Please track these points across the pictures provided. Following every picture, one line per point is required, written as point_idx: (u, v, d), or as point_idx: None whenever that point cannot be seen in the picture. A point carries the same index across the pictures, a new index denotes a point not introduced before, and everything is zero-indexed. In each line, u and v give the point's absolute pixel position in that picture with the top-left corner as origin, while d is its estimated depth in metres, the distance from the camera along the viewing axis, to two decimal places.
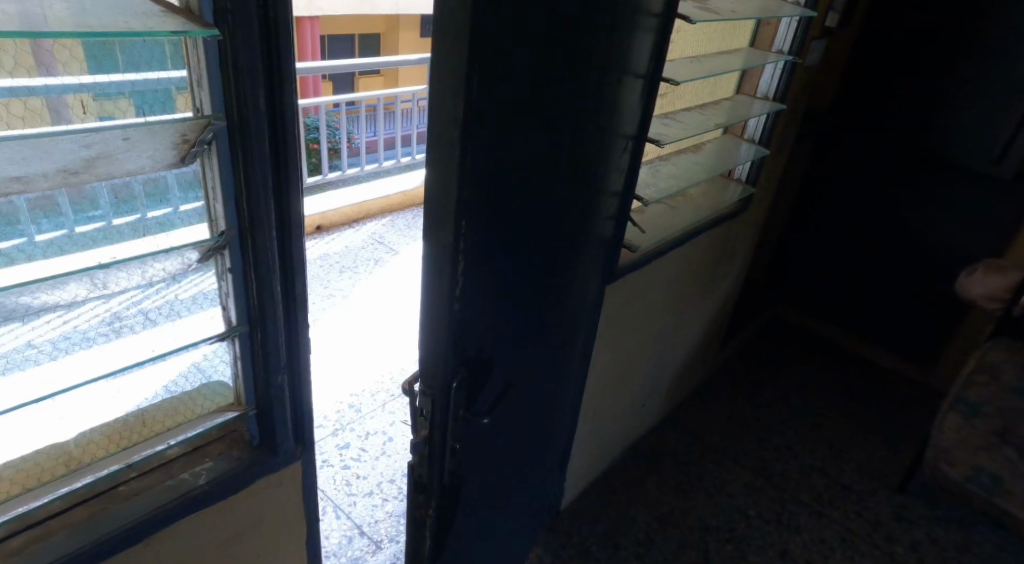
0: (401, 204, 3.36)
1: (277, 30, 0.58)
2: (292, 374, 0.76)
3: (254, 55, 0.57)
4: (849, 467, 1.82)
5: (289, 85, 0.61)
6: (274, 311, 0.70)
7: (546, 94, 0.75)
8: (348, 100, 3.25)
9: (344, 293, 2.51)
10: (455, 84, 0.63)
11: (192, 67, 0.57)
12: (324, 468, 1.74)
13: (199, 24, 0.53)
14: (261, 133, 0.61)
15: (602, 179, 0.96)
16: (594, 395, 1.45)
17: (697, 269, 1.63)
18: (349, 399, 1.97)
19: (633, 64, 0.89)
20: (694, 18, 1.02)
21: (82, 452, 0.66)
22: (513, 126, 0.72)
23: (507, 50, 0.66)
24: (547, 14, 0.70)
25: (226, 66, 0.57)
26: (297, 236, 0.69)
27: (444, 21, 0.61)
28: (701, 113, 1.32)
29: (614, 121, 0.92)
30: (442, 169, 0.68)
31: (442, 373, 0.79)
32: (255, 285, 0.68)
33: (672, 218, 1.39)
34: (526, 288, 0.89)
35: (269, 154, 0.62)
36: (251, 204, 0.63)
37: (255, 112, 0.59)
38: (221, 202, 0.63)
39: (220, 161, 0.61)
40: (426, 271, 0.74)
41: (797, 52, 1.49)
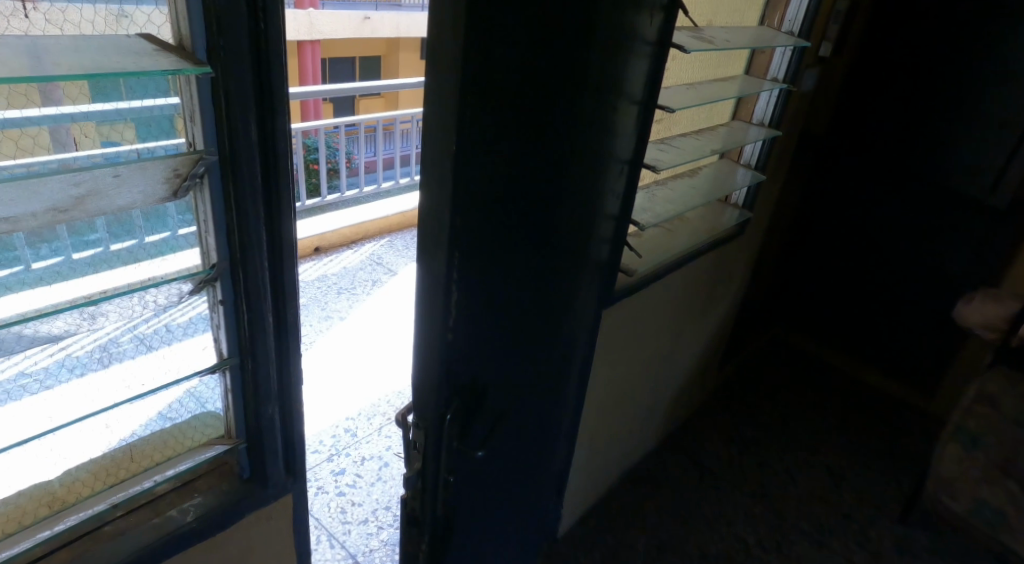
0: (399, 225, 3.36)
1: (271, 63, 0.58)
2: (286, 406, 0.75)
3: (247, 88, 0.57)
4: (849, 496, 1.80)
5: (282, 117, 0.61)
6: (265, 341, 0.70)
7: (539, 123, 0.75)
8: (347, 122, 3.27)
9: (341, 315, 2.50)
10: (448, 117, 0.64)
11: (185, 102, 0.57)
12: (319, 495, 1.72)
13: (193, 62, 0.53)
14: (254, 164, 0.61)
15: (597, 206, 0.96)
16: (591, 422, 1.44)
17: (694, 294, 1.63)
18: (345, 423, 1.96)
19: (628, 92, 0.90)
20: (689, 48, 1.03)
21: (66, 492, 0.66)
22: (506, 156, 0.72)
23: (501, 82, 0.66)
24: (539, 46, 0.70)
25: (218, 99, 0.57)
26: (290, 267, 0.69)
27: (437, 56, 0.62)
28: (697, 139, 1.33)
29: (610, 148, 0.92)
30: (435, 201, 0.68)
31: (435, 406, 0.78)
32: (247, 318, 0.67)
33: (669, 242, 1.40)
34: (522, 318, 0.89)
35: (261, 186, 0.63)
36: (242, 237, 0.63)
37: (246, 145, 0.59)
38: (213, 235, 0.63)
39: (212, 194, 0.61)
40: (419, 302, 0.74)
41: (792, 79, 1.50)
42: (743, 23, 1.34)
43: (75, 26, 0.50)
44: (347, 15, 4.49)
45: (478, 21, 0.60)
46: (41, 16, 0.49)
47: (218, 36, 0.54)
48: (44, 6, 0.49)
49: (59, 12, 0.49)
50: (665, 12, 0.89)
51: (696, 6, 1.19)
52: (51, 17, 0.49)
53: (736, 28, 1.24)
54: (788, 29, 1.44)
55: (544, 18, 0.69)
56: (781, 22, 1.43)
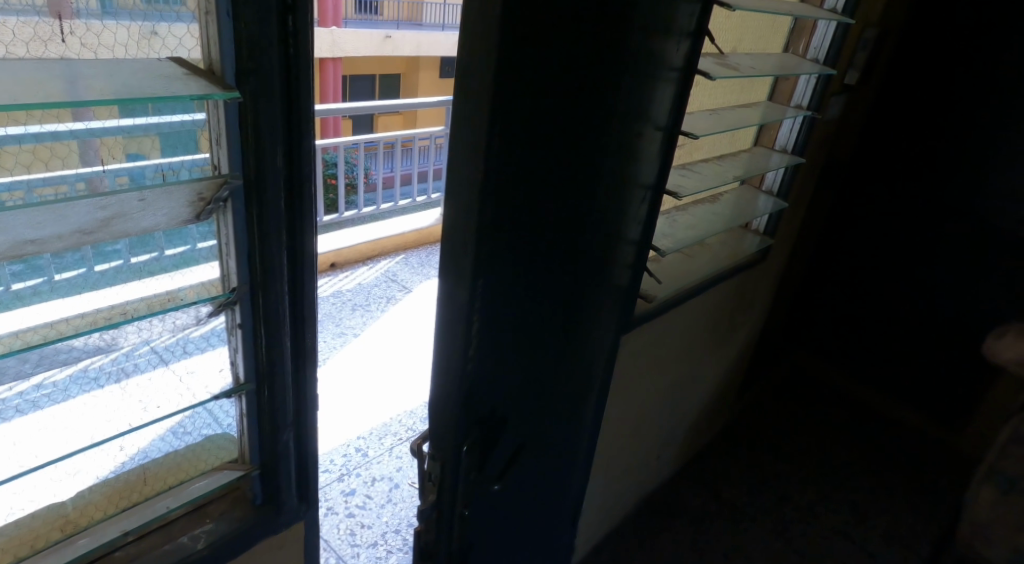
0: (415, 242, 3.36)
1: (298, 83, 0.58)
2: (302, 432, 0.74)
3: (274, 112, 0.57)
4: (872, 534, 1.76)
5: (308, 140, 0.61)
6: (282, 365, 0.69)
7: (564, 148, 0.74)
8: (366, 139, 3.30)
9: (355, 332, 2.50)
10: (473, 147, 0.63)
11: (211, 128, 0.57)
12: (329, 516, 1.71)
13: (221, 87, 0.53)
14: (278, 187, 0.60)
15: (619, 231, 0.95)
16: (607, 450, 1.42)
17: (714, 322, 1.61)
18: (356, 442, 1.95)
19: (653, 119, 0.89)
20: (716, 75, 1.03)
21: (79, 515, 0.64)
22: (530, 181, 0.71)
23: (528, 108, 0.65)
24: (567, 71, 0.69)
25: (245, 122, 0.56)
26: (309, 291, 0.68)
27: (467, 83, 0.61)
28: (719, 165, 1.33)
29: (632, 174, 0.91)
30: (458, 227, 0.67)
31: (452, 437, 0.77)
32: (264, 342, 0.67)
33: (690, 267, 1.38)
34: (541, 345, 0.87)
35: (285, 210, 0.62)
36: (263, 261, 0.63)
37: (273, 169, 0.59)
38: (233, 259, 0.62)
39: (235, 218, 0.60)
40: (439, 330, 0.73)
41: (816, 106, 1.50)
42: (766, 51, 1.34)
43: (109, 49, 0.50)
44: (369, 33, 4.59)
45: (507, 46, 0.59)
46: (77, 40, 0.49)
47: (246, 59, 0.54)
48: (80, 28, 0.48)
49: (94, 34, 0.49)
50: (692, 39, 0.88)
51: (721, 33, 1.19)
52: (87, 40, 0.49)
53: (760, 56, 1.24)
54: (812, 58, 1.43)
55: (573, 45, 0.68)
56: (806, 50, 1.43)
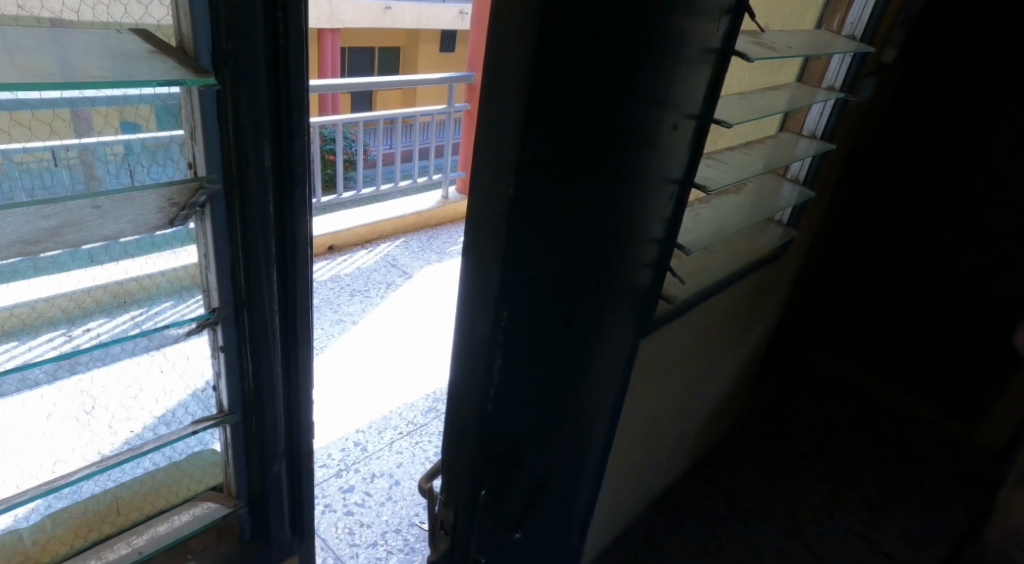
0: (414, 225, 3.26)
1: (287, 63, 0.50)
2: (292, 462, 0.67)
3: (260, 105, 0.50)
4: (889, 534, 1.71)
5: (300, 138, 0.54)
6: (272, 394, 0.62)
7: (595, 152, 0.66)
8: (365, 116, 3.18)
9: (354, 318, 2.42)
10: (500, 181, 0.59)
11: (188, 122, 0.50)
12: (326, 514, 1.64)
13: (194, 71, 0.46)
14: (265, 194, 0.53)
15: (643, 232, 0.85)
16: (622, 452, 1.35)
17: (733, 317, 1.53)
18: (355, 436, 1.88)
19: (684, 107, 0.79)
20: (753, 55, 0.93)
21: (41, 552, 0.57)
22: (560, 212, 0.65)
23: (562, 133, 0.60)
24: (606, 92, 0.63)
25: (224, 115, 0.49)
26: (301, 305, 0.62)
27: (495, 116, 0.57)
28: (746, 153, 1.24)
29: (661, 169, 0.81)
30: (481, 265, 0.63)
31: (467, 480, 0.73)
32: (251, 370, 0.60)
33: (712, 262, 1.30)
34: (564, 379, 0.81)
35: (273, 221, 0.55)
36: (249, 280, 0.56)
37: (257, 168, 0.52)
38: (213, 273, 0.55)
39: (214, 227, 0.53)
40: (456, 371, 0.69)
41: (848, 89, 1.40)
42: (798, 28, 1.24)
43: (54, 11, 0.43)
44: (368, 4, 4.45)
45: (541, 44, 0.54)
46: (13, 2, 0.42)
47: (223, 38, 0.47)
48: None
49: None
50: (733, 14, 0.79)
51: (757, 8, 1.09)
52: (25, 2, 0.42)
53: (795, 34, 1.14)
54: (847, 35, 1.33)
55: (606, 18, 0.58)
56: (840, 26, 1.33)
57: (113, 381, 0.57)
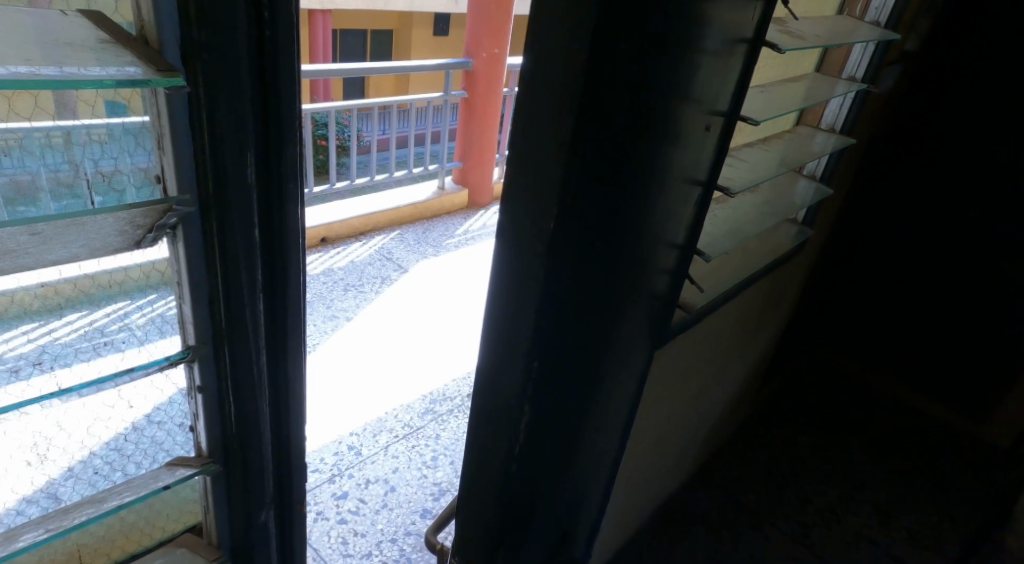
0: (410, 217, 3.17)
1: (274, 65, 0.44)
2: (280, 493, 0.62)
3: (242, 113, 0.44)
4: (901, 537, 1.65)
5: (286, 148, 0.48)
6: (259, 435, 0.56)
7: (618, 223, 0.72)
8: (359, 103, 3.08)
9: (348, 314, 2.34)
10: (531, 264, 0.66)
11: (155, 129, 0.42)
12: (318, 522, 1.57)
13: (158, 70, 0.39)
14: (249, 214, 0.47)
15: (657, 246, 0.78)
16: (631, 462, 1.28)
17: (746, 320, 1.46)
18: (349, 439, 1.81)
19: (710, 102, 0.70)
20: (784, 44, 0.85)
21: None
22: (580, 278, 0.72)
23: (588, 214, 0.66)
24: (632, 164, 0.67)
25: (198, 124, 0.42)
26: (291, 335, 0.56)
27: (531, 210, 0.63)
28: (765, 150, 1.16)
29: (685, 171, 0.74)
30: (513, 330, 0.71)
31: (488, 504, 0.84)
32: (233, 411, 0.54)
33: (724, 266, 1.23)
34: (572, 412, 0.89)
35: (257, 245, 0.49)
36: (231, 313, 0.50)
37: (239, 183, 0.46)
38: (190, 302, 0.49)
39: (189, 253, 0.46)
40: (488, 410, 0.78)
41: (870, 79, 1.33)
42: (821, 14, 1.16)
43: None
44: None
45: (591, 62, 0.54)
46: None
47: (195, 34, 0.39)
48: None
49: None
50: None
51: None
52: None
53: (820, 20, 1.06)
54: (872, 20, 1.25)
55: None
56: (864, 11, 1.25)
57: (74, 420, 0.49)
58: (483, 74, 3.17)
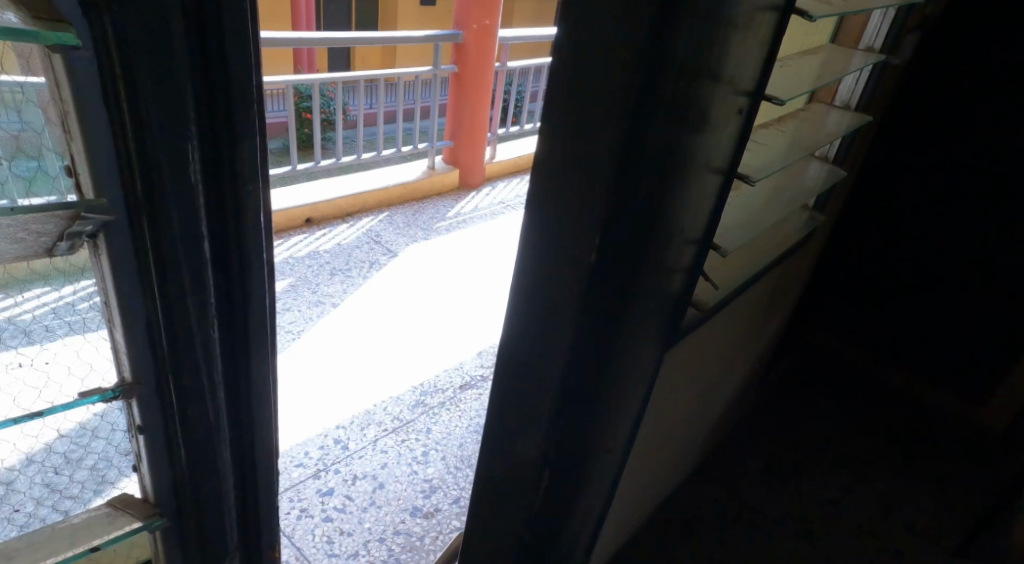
0: (398, 198, 3.06)
1: (195, 15, 0.45)
2: (241, 461, 0.64)
3: (165, 75, 0.44)
4: None
5: (215, 100, 0.49)
6: (214, 424, 0.58)
7: (658, 280, 0.68)
8: (345, 77, 2.96)
9: (334, 300, 2.25)
10: (551, 304, 0.67)
11: (56, 110, 0.42)
12: (302, 520, 1.49)
13: (45, 25, 0.38)
14: (181, 198, 0.48)
15: (682, 252, 0.70)
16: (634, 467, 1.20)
17: (753, 314, 1.38)
18: (336, 432, 1.73)
19: (744, 82, 0.61)
20: (819, 8, 0.71)
21: None
22: (619, 332, 0.69)
23: (616, 266, 0.64)
24: (669, 220, 0.62)
25: (114, 99, 0.42)
26: (244, 311, 0.58)
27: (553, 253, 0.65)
28: (781, 129, 1.02)
29: (715, 168, 0.66)
30: (540, 367, 0.72)
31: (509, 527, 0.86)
32: (176, 408, 0.54)
33: (735, 259, 1.13)
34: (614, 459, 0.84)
35: (194, 230, 0.50)
36: (168, 309, 0.51)
37: (170, 152, 0.46)
38: (111, 280, 0.48)
39: (113, 253, 0.47)
40: (513, 438, 0.80)
41: (889, 48, 1.18)
42: None
43: None
44: None
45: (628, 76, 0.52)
46: None
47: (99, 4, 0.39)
48: None
49: None
50: None
51: None
52: None
53: None
54: None
55: None
56: None
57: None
58: (474, 47, 3.04)
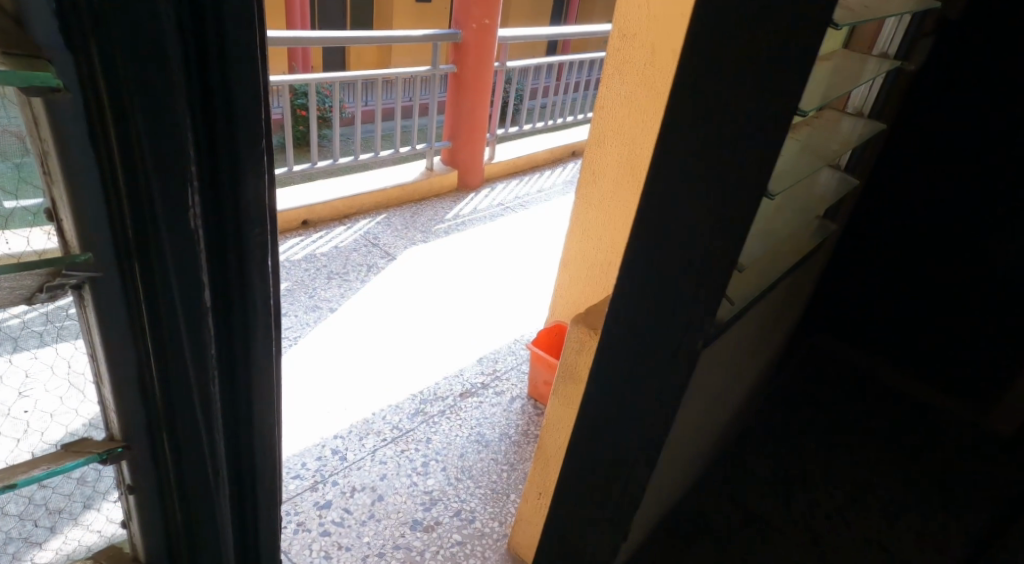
0: (396, 199, 3.02)
1: (160, 52, 0.49)
2: (219, 453, 0.68)
3: (132, 109, 0.49)
4: None
5: (181, 133, 0.52)
6: (187, 419, 0.63)
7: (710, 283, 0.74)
8: (342, 77, 2.91)
9: (331, 305, 2.21)
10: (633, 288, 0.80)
11: (35, 138, 0.48)
12: (298, 534, 1.45)
13: (27, 68, 0.43)
14: (149, 217, 0.54)
15: None
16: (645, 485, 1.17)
17: (763, 325, 1.35)
18: (333, 442, 1.69)
19: None
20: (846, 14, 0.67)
21: None
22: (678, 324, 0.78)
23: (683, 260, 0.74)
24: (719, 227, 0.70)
25: (93, 124, 0.48)
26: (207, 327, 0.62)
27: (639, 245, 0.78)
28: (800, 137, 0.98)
29: None
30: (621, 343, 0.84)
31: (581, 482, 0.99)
32: (152, 399, 0.61)
33: (751, 271, 1.09)
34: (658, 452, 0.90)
35: (163, 250, 0.55)
36: (145, 316, 0.57)
37: (132, 179, 0.52)
38: (89, 286, 0.54)
39: (94, 260, 0.53)
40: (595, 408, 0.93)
41: (904, 54, 1.15)
42: None
43: None
44: None
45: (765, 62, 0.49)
46: None
47: (77, 35, 0.45)
48: None
49: None
50: None
51: None
52: None
53: None
54: None
55: None
56: None
57: None
58: (473, 46, 2.99)
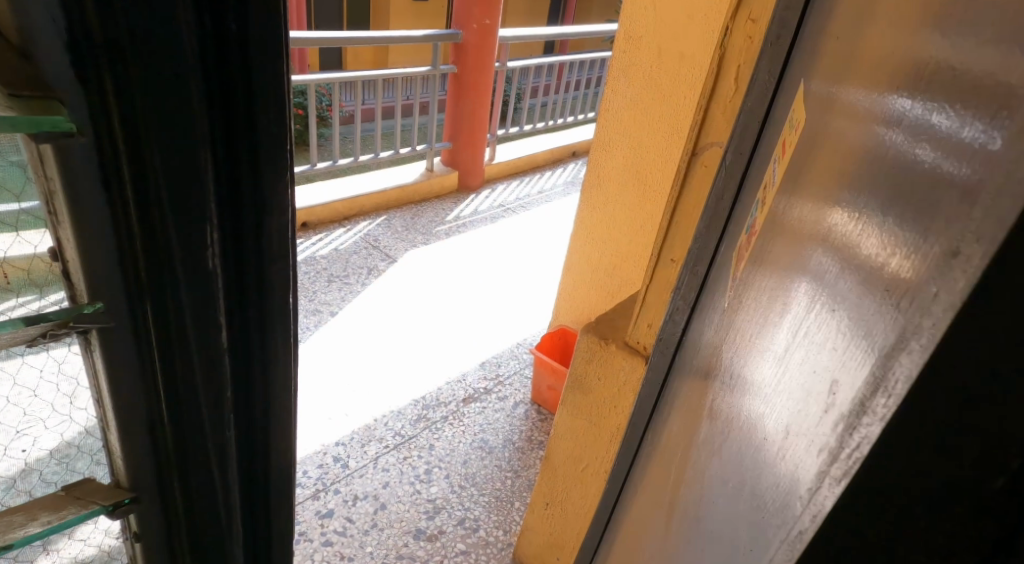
0: (395, 201, 2.99)
1: (188, 92, 0.37)
2: (256, 553, 0.57)
3: (160, 169, 0.38)
4: None
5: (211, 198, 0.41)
6: (218, 539, 0.51)
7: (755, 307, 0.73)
8: (341, 77, 2.88)
9: (332, 309, 2.18)
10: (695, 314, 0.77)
11: (41, 187, 0.36)
12: (301, 543, 1.43)
13: (37, 110, 0.33)
14: (179, 305, 0.42)
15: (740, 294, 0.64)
16: None
17: None
18: (336, 449, 1.67)
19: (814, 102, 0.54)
20: None
21: None
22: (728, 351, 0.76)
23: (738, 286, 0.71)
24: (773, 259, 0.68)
25: (110, 186, 0.36)
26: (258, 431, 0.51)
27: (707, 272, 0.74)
28: None
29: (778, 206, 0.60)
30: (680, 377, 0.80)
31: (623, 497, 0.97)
32: (181, 525, 0.48)
33: None
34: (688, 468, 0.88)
35: (195, 340, 0.43)
36: (173, 429, 0.45)
37: (161, 259, 0.40)
38: (105, 382, 0.42)
39: (113, 362, 0.41)
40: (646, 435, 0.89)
41: None
42: None
43: None
44: None
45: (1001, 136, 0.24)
46: None
47: (92, 71, 0.34)
48: None
49: None
50: None
51: None
52: None
53: None
54: None
55: None
56: None
57: None
58: (473, 46, 2.96)
